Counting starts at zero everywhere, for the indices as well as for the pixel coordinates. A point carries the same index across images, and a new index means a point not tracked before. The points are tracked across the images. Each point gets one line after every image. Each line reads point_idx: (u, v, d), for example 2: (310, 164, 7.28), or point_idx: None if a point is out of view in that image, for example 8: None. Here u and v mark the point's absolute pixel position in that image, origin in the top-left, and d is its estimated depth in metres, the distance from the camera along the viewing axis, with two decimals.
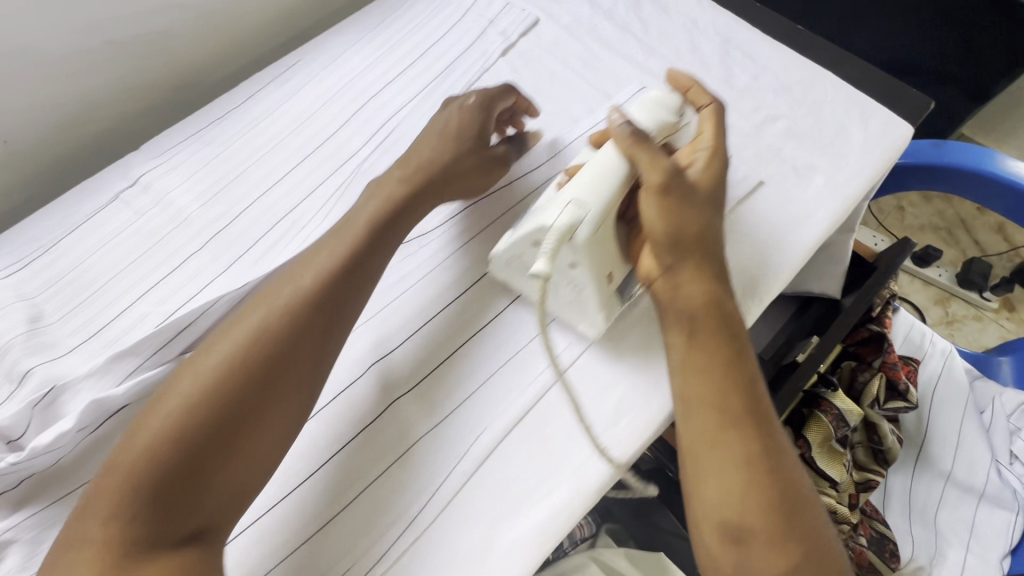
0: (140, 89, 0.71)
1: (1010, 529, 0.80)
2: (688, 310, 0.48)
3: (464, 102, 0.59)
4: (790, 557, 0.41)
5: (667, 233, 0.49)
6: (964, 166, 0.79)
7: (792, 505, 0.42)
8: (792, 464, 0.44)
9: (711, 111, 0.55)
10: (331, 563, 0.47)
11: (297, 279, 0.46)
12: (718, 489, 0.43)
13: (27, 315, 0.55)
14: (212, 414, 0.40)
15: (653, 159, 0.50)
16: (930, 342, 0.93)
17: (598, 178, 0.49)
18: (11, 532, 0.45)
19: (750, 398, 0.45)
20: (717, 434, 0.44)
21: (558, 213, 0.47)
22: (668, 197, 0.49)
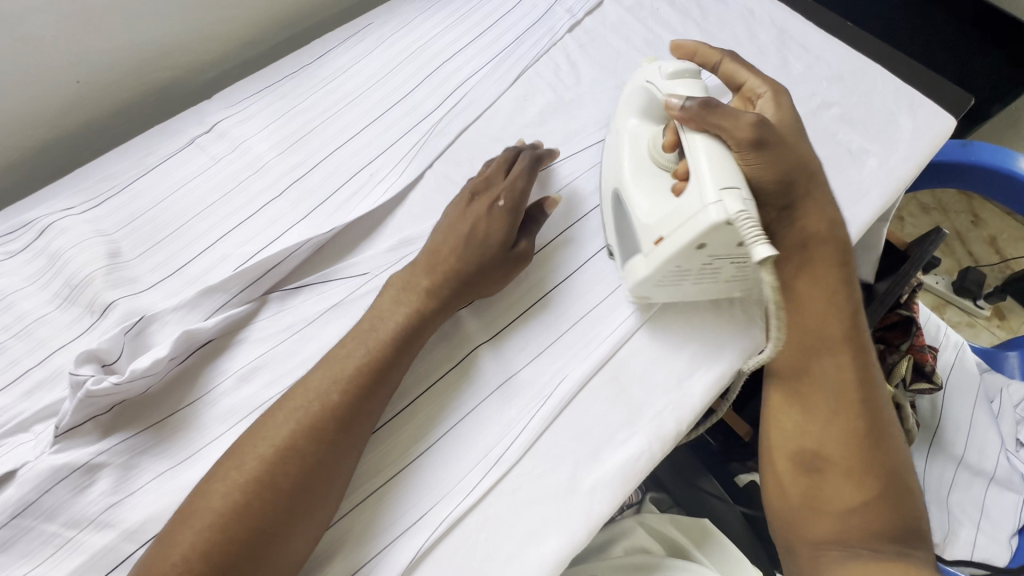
0: (213, 40, 0.72)
1: (1018, 510, 0.84)
2: (801, 245, 0.51)
3: (492, 204, 0.53)
4: (864, 484, 0.46)
5: (782, 178, 0.49)
6: (989, 165, 0.82)
7: (874, 439, 0.47)
8: (884, 404, 0.48)
9: (733, 62, 0.58)
10: (419, 499, 0.47)
11: (347, 364, 0.46)
12: (802, 419, 0.49)
13: (106, 250, 0.55)
14: (299, 471, 0.42)
15: (738, 115, 0.46)
16: (945, 334, 0.98)
17: (716, 159, 0.44)
18: (104, 455, 0.45)
19: (847, 334, 0.50)
20: (809, 365, 0.49)
21: (720, 208, 0.41)
22: (762, 148, 0.46)
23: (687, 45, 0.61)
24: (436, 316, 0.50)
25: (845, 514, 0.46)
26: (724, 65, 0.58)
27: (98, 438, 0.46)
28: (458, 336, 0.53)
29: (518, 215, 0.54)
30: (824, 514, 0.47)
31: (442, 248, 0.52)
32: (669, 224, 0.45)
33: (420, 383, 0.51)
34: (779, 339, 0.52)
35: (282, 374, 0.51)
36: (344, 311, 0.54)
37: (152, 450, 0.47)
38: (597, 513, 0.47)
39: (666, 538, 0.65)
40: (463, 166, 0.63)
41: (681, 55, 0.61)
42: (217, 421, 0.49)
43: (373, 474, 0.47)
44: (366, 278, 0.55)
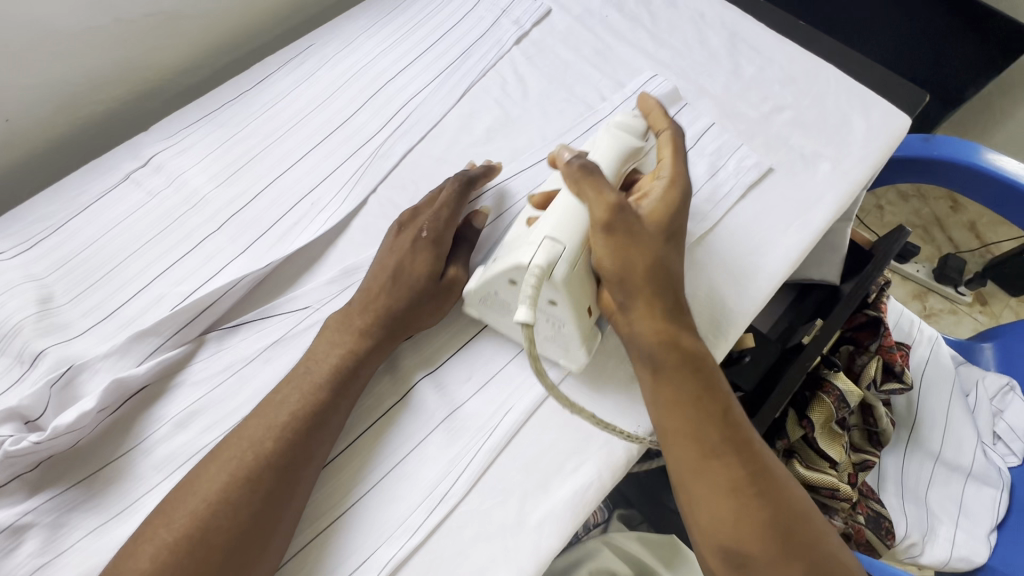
0: (150, 69, 0.70)
1: (996, 505, 0.72)
2: (652, 348, 0.47)
3: (417, 236, 0.53)
4: (795, 571, 0.41)
5: (618, 265, 0.47)
6: (953, 160, 0.77)
7: (787, 523, 0.42)
8: (781, 481, 0.44)
9: (672, 138, 0.54)
10: (361, 542, 0.45)
11: (281, 411, 0.45)
12: (712, 522, 0.42)
13: (37, 296, 0.53)
14: (231, 526, 0.40)
15: (601, 191, 0.48)
16: (918, 328, 0.86)
17: (566, 216, 0.48)
18: (30, 516, 0.44)
19: (725, 424, 0.45)
20: (700, 465, 0.44)
21: (534, 252, 0.46)
22: (610, 233, 0.47)
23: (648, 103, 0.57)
24: (371, 356, 0.49)
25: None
26: (662, 137, 0.55)
27: (25, 497, 0.45)
28: (401, 369, 0.52)
29: (445, 243, 0.53)
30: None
31: (369, 281, 0.52)
32: (506, 250, 0.49)
33: (365, 419, 0.50)
34: (664, 438, 0.46)
35: (221, 418, 0.49)
36: (284, 348, 0.52)
37: (82, 506, 0.45)
38: (546, 549, 0.45)
39: (631, 556, 0.63)
40: (407, 190, 0.62)
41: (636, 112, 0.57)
42: (152, 470, 0.47)
43: (314, 519, 0.46)
44: (307, 312, 0.54)
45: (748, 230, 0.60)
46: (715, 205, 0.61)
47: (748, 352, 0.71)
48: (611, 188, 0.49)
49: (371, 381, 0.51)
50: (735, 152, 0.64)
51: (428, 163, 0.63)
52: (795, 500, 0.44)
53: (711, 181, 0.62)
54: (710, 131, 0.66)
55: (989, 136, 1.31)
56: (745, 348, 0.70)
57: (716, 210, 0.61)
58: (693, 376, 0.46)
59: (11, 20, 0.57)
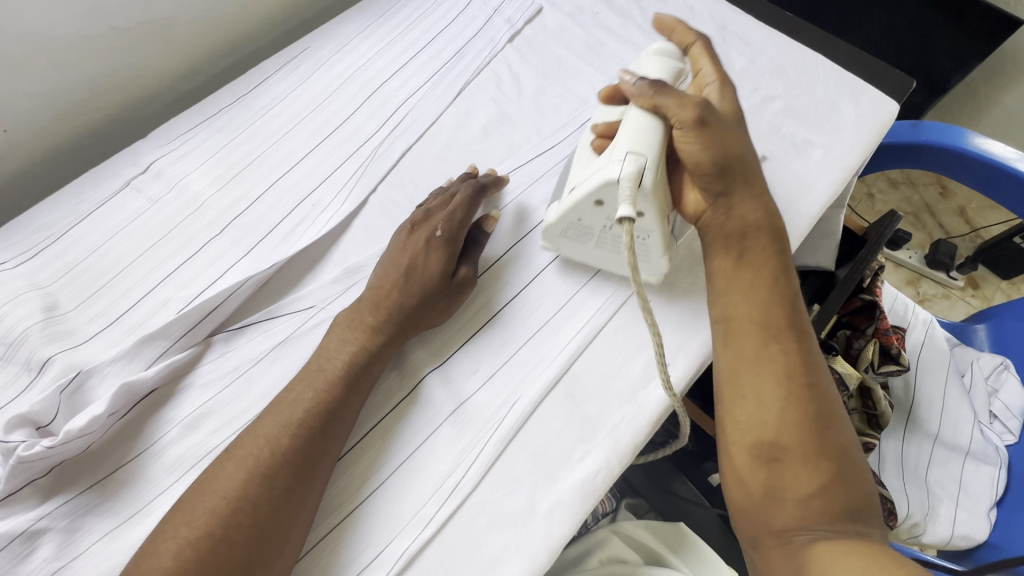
0: (145, 77, 0.71)
1: (995, 482, 0.74)
2: (731, 238, 0.50)
3: (431, 236, 0.53)
4: (821, 471, 0.43)
5: (715, 159, 0.49)
6: (941, 145, 0.78)
7: (827, 424, 0.44)
8: (828, 386, 0.46)
9: (702, 47, 0.57)
10: (374, 536, 0.46)
11: (294, 408, 0.45)
12: (758, 407, 0.45)
13: (42, 304, 0.54)
14: (252, 522, 0.41)
15: (681, 95, 0.50)
16: (913, 312, 0.87)
17: (642, 125, 0.49)
18: (44, 520, 0.44)
19: (790, 319, 0.48)
20: (757, 355, 0.46)
21: (621, 166, 0.47)
22: (702, 127, 0.49)
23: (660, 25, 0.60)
24: (382, 353, 0.50)
25: (807, 504, 0.42)
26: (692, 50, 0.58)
27: (39, 502, 0.45)
28: (408, 366, 0.53)
29: (458, 242, 0.54)
30: (787, 512, 0.42)
31: (373, 279, 0.53)
32: (583, 176, 0.51)
33: (373, 416, 0.50)
34: (726, 328, 0.48)
35: (231, 419, 0.49)
36: (290, 348, 0.53)
37: (95, 510, 0.45)
38: (558, 535, 0.46)
39: (642, 545, 0.63)
40: (407, 189, 0.62)
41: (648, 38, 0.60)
42: (164, 472, 0.47)
43: (325, 515, 0.46)
44: (312, 311, 0.54)
45: None
46: None
47: None
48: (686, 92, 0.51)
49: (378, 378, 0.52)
50: None
51: (427, 162, 0.64)
52: (835, 408, 0.46)
53: None
54: None
55: (974, 122, 1.33)
56: None
57: None
58: (765, 270, 0.49)
59: (9, 32, 0.57)
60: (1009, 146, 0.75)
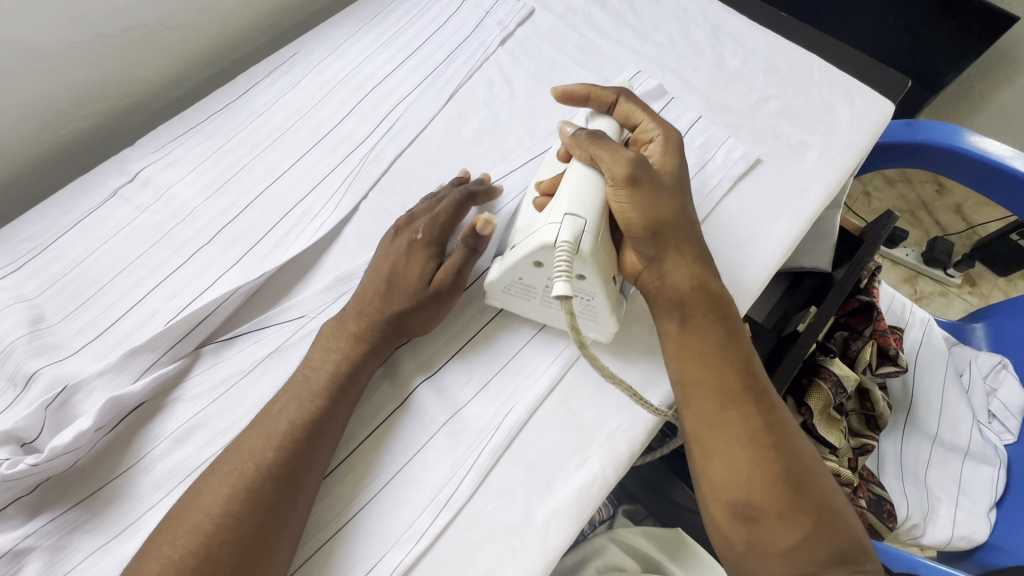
0: (133, 84, 0.70)
1: (994, 483, 0.73)
2: (677, 299, 0.49)
3: (413, 240, 0.53)
4: (800, 526, 0.42)
5: (647, 220, 0.48)
6: (937, 144, 0.78)
7: (800, 479, 0.44)
8: (795, 437, 0.46)
9: (631, 103, 0.56)
10: (366, 550, 0.45)
11: (281, 420, 0.45)
12: (725, 473, 0.44)
13: (28, 316, 0.53)
14: (238, 539, 0.40)
15: (615, 151, 0.49)
16: (910, 312, 0.86)
17: (580, 188, 0.48)
18: (30, 539, 0.43)
19: (747, 377, 0.46)
20: (717, 419, 0.45)
21: (557, 230, 0.46)
22: (637, 187, 0.48)
23: (578, 89, 0.57)
24: (368, 362, 0.49)
25: (793, 556, 0.42)
26: (623, 106, 0.56)
27: (24, 521, 0.44)
28: (400, 375, 0.52)
29: (441, 247, 0.54)
30: (771, 565, 0.43)
31: (362, 286, 0.52)
32: (524, 235, 0.49)
33: (364, 426, 0.50)
34: (685, 393, 0.47)
35: (220, 432, 0.49)
36: (281, 358, 0.52)
37: (82, 528, 0.44)
38: (553, 547, 0.45)
39: (641, 553, 0.63)
40: (399, 195, 0.62)
41: (574, 99, 0.57)
42: (153, 487, 0.46)
43: (317, 529, 0.46)
44: (303, 320, 0.54)
45: (746, 215, 0.61)
46: (707, 197, 0.61)
47: None
48: (621, 148, 0.50)
49: (369, 389, 0.51)
50: (724, 144, 0.64)
51: (419, 168, 0.63)
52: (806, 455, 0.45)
53: (701, 173, 0.63)
54: (697, 125, 0.66)
55: (970, 119, 1.33)
56: None
57: (708, 202, 0.61)
58: (716, 326, 0.48)
59: None
60: (1004, 144, 0.75)
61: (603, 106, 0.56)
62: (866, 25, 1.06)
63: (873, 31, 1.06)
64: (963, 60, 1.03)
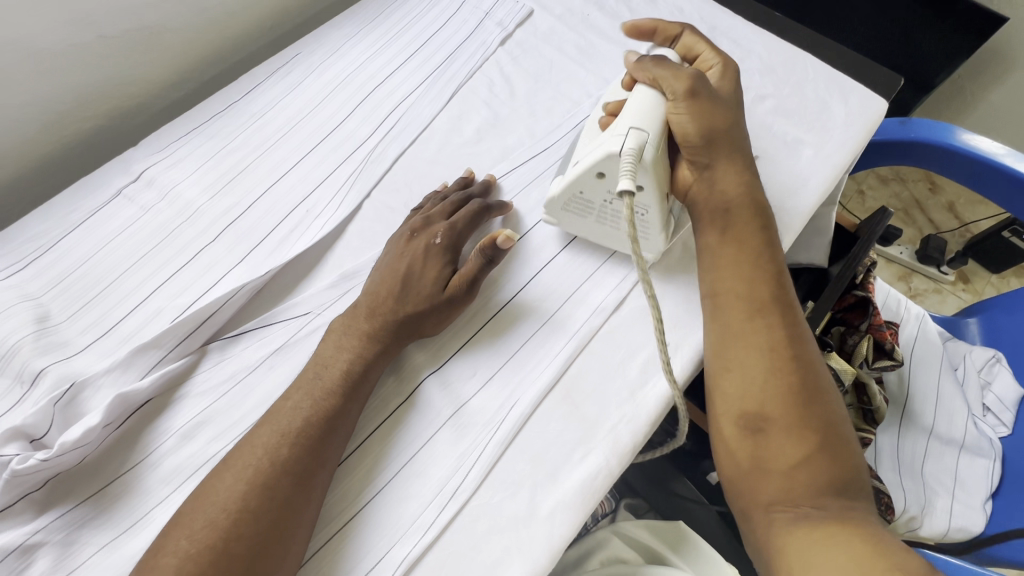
0: (135, 86, 0.70)
1: (990, 475, 0.74)
2: (718, 210, 0.52)
3: (431, 243, 0.54)
4: (805, 442, 0.42)
5: (701, 130, 0.52)
6: (929, 141, 0.79)
7: (813, 396, 0.44)
8: (815, 360, 0.46)
9: (695, 35, 0.59)
10: (375, 543, 0.46)
11: (294, 417, 0.45)
12: (741, 378, 0.45)
13: (33, 315, 0.53)
14: (254, 533, 0.40)
15: (677, 69, 0.53)
16: (905, 307, 0.88)
17: (646, 104, 0.52)
18: (40, 534, 0.43)
19: (775, 294, 0.48)
20: (741, 327, 0.47)
21: (623, 140, 0.49)
22: (698, 102, 0.52)
23: (646, 24, 0.62)
24: (379, 360, 0.50)
25: (795, 475, 0.42)
26: (683, 39, 0.60)
27: (33, 517, 0.44)
28: (406, 370, 0.52)
29: (457, 253, 0.54)
30: (772, 483, 0.42)
31: (369, 284, 0.53)
32: (587, 150, 0.52)
33: (371, 422, 0.50)
34: (714, 304, 0.49)
35: (227, 428, 0.49)
36: (287, 355, 0.52)
37: (91, 523, 0.45)
38: (559, 537, 0.45)
39: (643, 545, 0.63)
40: (401, 193, 0.62)
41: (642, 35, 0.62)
42: (161, 482, 0.47)
43: (325, 523, 0.46)
44: (308, 317, 0.54)
45: None
46: None
47: None
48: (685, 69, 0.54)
49: (378, 386, 0.52)
50: None
51: (421, 166, 0.64)
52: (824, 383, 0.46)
53: None
54: None
55: (961, 117, 1.35)
56: None
57: None
58: (750, 244, 0.50)
59: None
60: (995, 141, 0.76)
61: (668, 39, 0.61)
62: (858, 25, 1.08)
63: (865, 32, 1.08)
64: (954, 60, 1.05)
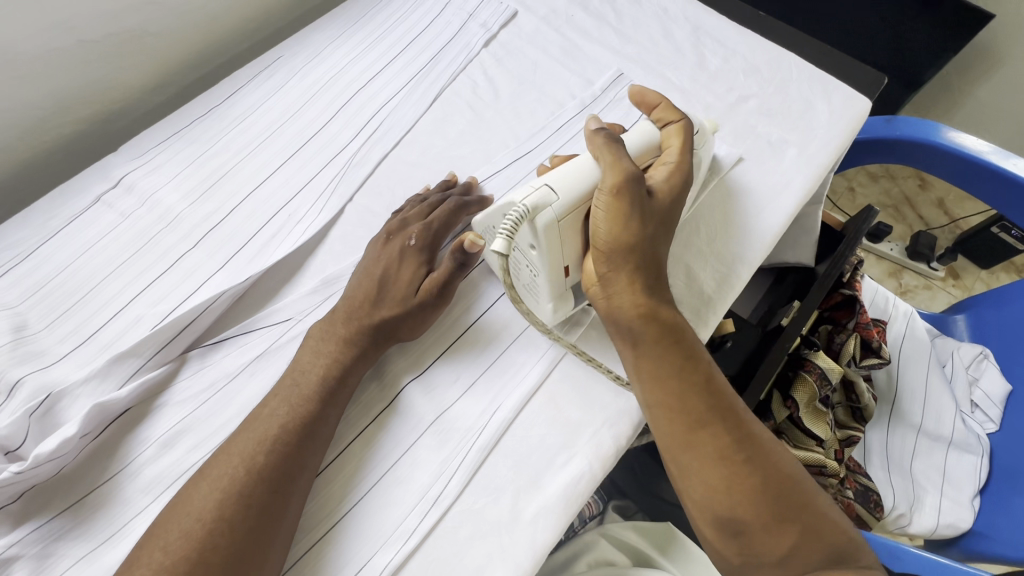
0: (116, 91, 0.70)
1: (978, 471, 0.74)
2: (634, 324, 0.47)
3: (405, 245, 0.53)
4: (788, 532, 0.42)
5: (612, 239, 0.47)
6: (914, 140, 0.79)
7: (777, 487, 0.43)
8: (767, 446, 0.44)
9: (679, 128, 0.53)
10: (357, 550, 0.45)
11: (271, 424, 0.45)
12: (704, 490, 0.43)
13: (11, 324, 0.53)
14: (230, 544, 0.40)
15: (617, 159, 0.48)
16: (894, 305, 0.88)
17: (574, 179, 0.47)
18: (16, 547, 0.43)
19: (710, 395, 0.45)
20: (688, 440, 0.44)
21: (526, 193, 0.46)
22: (621, 208, 0.46)
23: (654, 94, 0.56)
24: (358, 364, 0.49)
25: (788, 564, 0.42)
26: (669, 128, 0.54)
27: (10, 529, 0.44)
28: (388, 376, 0.52)
29: (434, 254, 0.54)
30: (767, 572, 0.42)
31: (349, 288, 0.53)
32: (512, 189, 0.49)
33: (353, 428, 0.50)
34: (653, 415, 0.45)
35: (208, 436, 0.49)
36: (268, 362, 0.52)
37: (69, 535, 0.44)
38: (542, 543, 0.45)
39: (630, 547, 0.63)
40: (384, 197, 0.62)
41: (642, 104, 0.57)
42: (140, 493, 0.46)
43: (308, 530, 0.46)
44: (289, 323, 0.54)
45: (729, 212, 0.62)
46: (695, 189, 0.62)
47: (729, 337, 0.73)
48: (627, 161, 0.48)
49: (360, 391, 0.52)
50: None
51: (405, 170, 0.64)
52: (784, 463, 0.45)
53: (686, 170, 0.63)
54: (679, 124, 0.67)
55: (949, 114, 1.35)
56: (727, 334, 0.71)
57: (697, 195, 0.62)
58: (677, 347, 0.46)
59: None
60: (980, 139, 0.76)
61: (660, 120, 0.55)
62: (845, 23, 1.08)
63: (852, 29, 1.08)
64: (941, 57, 1.05)
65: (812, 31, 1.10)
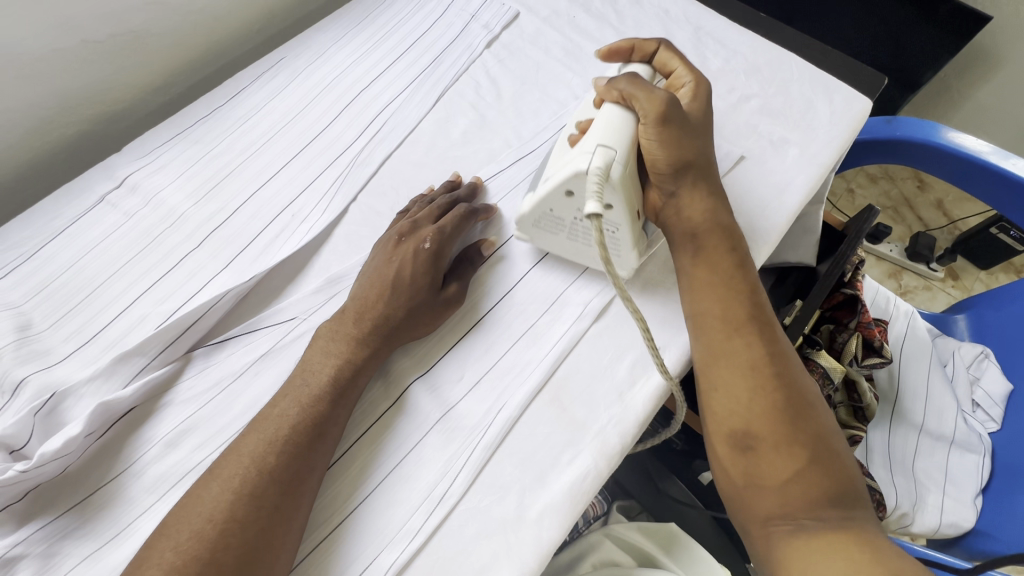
0: (121, 90, 0.70)
1: (980, 471, 0.73)
2: (691, 233, 0.52)
3: (418, 251, 0.53)
4: (797, 458, 0.43)
5: (671, 159, 0.51)
6: (915, 140, 0.79)
7: (799, 411, 0.44)
8: (799, 376, 0.47)
9: (669, 49, 0.58)
10: (362, 549, 0.45)
11: (282, 423, 0.45)
12: (729, 396, 0.45)
13: (15, 323, 0.53)
14: (241, 542, 0.40)
15: (649, 90, 0.50)
16: (894, 305, 0.88)
17: (615, 124, 0.50)
18: (21, 546, 0.43)
19: (754, 309, 0.48)
20: (723, 346, 0.47)
21: (590, 158, 0.47)
22: (671, 128, 0.50)
23: (622, 44, 0.60)
24: (368, 365, 0.50)
25: (789, 492, 0.42)
26: (658, 55, 0.58)
27: (14, 528, 0.44)
28: (393, 376, 0.52)
29: (445, 257, 0.54)
30: (768, 499, 0.43)
31: (355, 289, 0.53)
32: (556, 167, 0.51)
33: (359, 426, 0.50)
34: (696, 324, 0.49)
35: (212, 435, 0.48)
36: (272, 360, 0.52)
37: (73, 534, 0.44)
38: (547, 540, 0.45)
39: (635, 548, 0.63)
40: (388, 197, 0.62)
41: (617, 56, 0.60)
42: (145, 491, 0.46)
43: (314, 527, 0.46)
44: (294, 323, 0.54)
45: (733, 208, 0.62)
46: None
47: None
48: (654, 86, 0.51)
49: (365, 394, 0.52)
50: None
51: (409, 169, 0.64)
52: (810, 398, 0.46)
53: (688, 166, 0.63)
54: None
55: (948, 116, 1.36)
56: None
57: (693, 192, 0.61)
58: (730, 261, 0.50)
59: None
60: (981, 139, 0.76)
61: (644, 57, 0.59)
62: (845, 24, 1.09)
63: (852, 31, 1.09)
64: (940, 59, 1.06)
65: (812, 32, 1.11)
